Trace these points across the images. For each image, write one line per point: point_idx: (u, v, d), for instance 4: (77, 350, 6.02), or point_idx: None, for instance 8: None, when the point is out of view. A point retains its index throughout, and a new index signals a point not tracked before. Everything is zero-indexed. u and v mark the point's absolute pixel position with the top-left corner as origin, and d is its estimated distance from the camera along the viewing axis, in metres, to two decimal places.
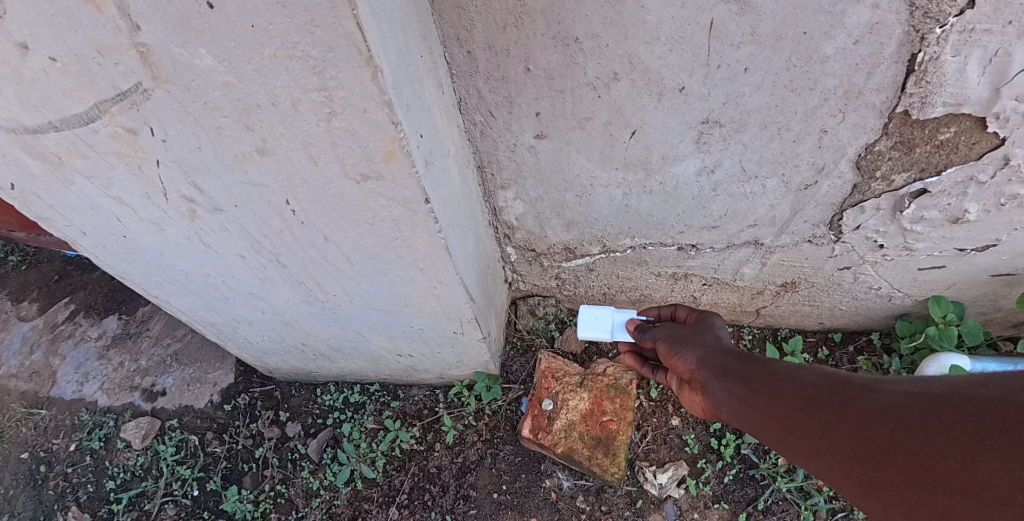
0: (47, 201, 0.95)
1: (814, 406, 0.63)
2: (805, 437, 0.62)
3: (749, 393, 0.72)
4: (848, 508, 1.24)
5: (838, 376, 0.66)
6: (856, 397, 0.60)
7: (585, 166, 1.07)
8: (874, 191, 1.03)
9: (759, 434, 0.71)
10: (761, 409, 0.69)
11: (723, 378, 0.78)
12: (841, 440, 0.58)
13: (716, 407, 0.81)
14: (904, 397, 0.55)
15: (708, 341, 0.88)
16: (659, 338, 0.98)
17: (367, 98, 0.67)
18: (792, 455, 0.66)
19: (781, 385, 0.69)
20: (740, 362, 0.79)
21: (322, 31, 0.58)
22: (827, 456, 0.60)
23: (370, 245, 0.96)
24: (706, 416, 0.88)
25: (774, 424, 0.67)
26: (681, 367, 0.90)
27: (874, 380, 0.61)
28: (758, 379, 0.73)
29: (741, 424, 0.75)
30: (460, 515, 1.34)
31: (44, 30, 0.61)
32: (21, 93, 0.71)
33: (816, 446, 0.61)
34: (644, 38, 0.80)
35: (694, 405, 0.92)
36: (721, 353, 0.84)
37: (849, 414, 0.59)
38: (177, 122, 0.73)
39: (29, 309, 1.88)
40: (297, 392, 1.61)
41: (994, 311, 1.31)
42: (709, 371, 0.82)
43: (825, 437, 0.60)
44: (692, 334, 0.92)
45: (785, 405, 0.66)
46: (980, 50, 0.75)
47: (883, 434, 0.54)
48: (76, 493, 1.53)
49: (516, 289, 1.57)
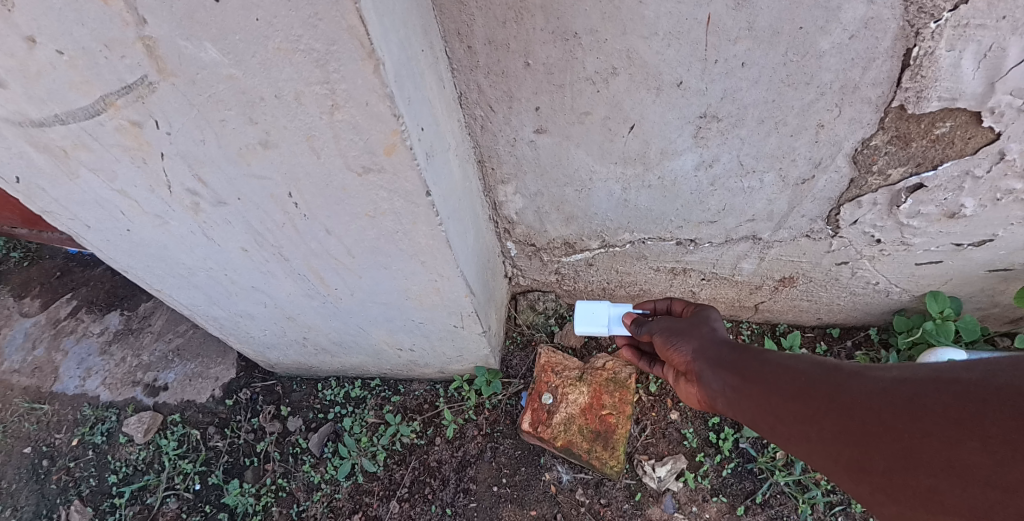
0: (52, 195, 0.96)
1: (804, 393, 0.64)
2: (795, 423, 0.63)
3: (743, 382, 0.73)
4: (845, 501, 1.25)
5: (828, 364, 0.67)
6: (845, 383, 0.61)
7: (584, 161, 1.08)
8: (871, 185, 1.04)
9: (752, 423, 0.72)
10: (754, 398, 0.70)
11: (718, 368, 0.79)
12: (829, 425, 0.59)
13: (712, 398, 0.81)
14: (891, 382, 0.56)
15: (703, 333, 0.89)
16: (656, 332, 1.00)
17: (369, 91, 0.68)
18: (782, 442, 0.66)
19: (772, 373, 0.70)
20: (734, 352, 0.80)
21: (326, 25, 0.59)
22: (815, 441, 0.60)
23: (372, 238, 0.97)
24: (704, 407, 0.89)
25: (765, 411, 0.67)
26: (678, 359, 0.91)
27: (862, 368, 0.62)
28: (751, 368, 0.74)
29: (736, 414, 0.75)
30: (461, 508, 1.35)
31: (51, 23, 0.62)
32: (29, 87, 0.72)
33: (806, 433, 0.62)
34: (642, 33, 0.81)
35: (689, 396, 0.93)
36: (716, 344, 0.85)
37: (838, 399, 0.59)
38: (182, 115, 0.74)
39: (32, 305, 1.89)
40: (298, 387, 1.62)
41: (991, 307, 1.32)
42: (704, 362, 0.83)
43: (814, 423, 0.60)
44: (688, 326, 0.94)
45: (777, 392, 0.67)
46: (975, 45, 0.76)
47: (871, 418, 0.55)
48: (79, 487, 1.54)
49: (516, 285, 1.58)
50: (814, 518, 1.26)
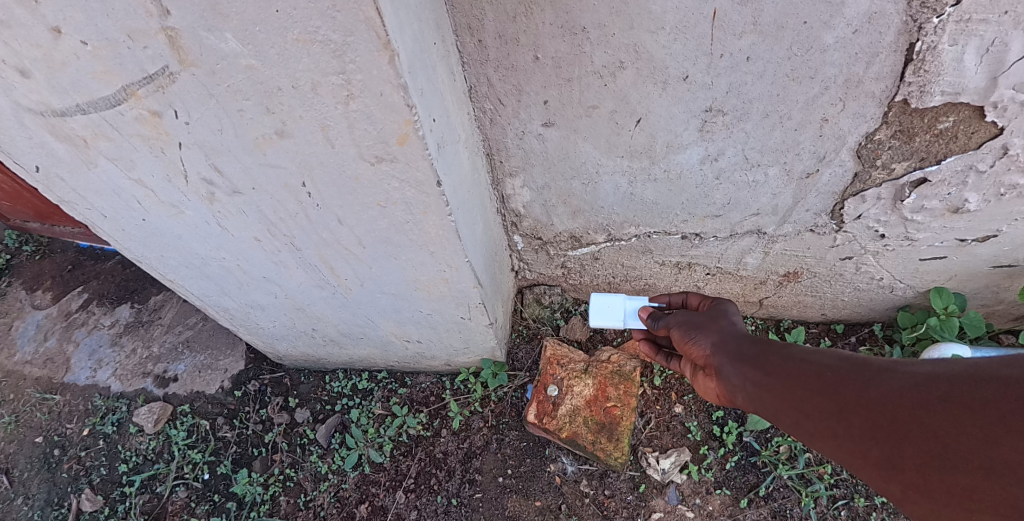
0: (69, 184, 0.98)
1: (830, 389, 0.62)
2: (821, 419, 0.61)
3: (765, 377, 0.71)
4: (848, 495, 1.27)
5: (854, 358, 0.65)
6: (874, 379, 0.59)
7: (591, 154, 1.10)
8: (875, 179, 1.05)
9: (774, 418, 0.70)
10: (777, 393, 0.68)
11: (738, 362, 0.77)
12: (858, 423, 0.57)
13: (731, 392, 0.79)
14: (923, 378, 0.55)
15: (722, 326, 0.88)
16: (672, 325, 0.98)
17: (385, 81, 0.70)
18: (807, 438, 0.64)
19: (796, 368, 0.68)
20: (755, 345, 0.78)
21: (343, 16, 0.61)
22: (842, 438, 0.58)
23: (384, 228, 0.99)
24: (722, 402, 0.87)
25: (789, 407, 0.66)
26: (695, 353, 0.89)
27: (891, 363, 0.60)
28: (774, 363, 0.72)
29: (758, 408, 0.73)
30: (467, 498, 1.37)
31: (78, 14, 0.64)
32: (53, 76, 0.74)
33: (832, 429, 0.60)
34: (649, 27, 0.82)
35: (707, 391, 0.91)
36: (737, 338, 0.83)
37: (866, 395, 0.58)
38: (200, 105, 0.76)
39: (43, 298, 1.93)
40: (306, 379, 1.64)
41: (996, 303, 1.33)
42: (724, 356, 0.81)
43: (842, 419, 0.59)
44: (705, 320, 0.92)
45: (801, 387, 0.65)
46: (978, 39, 0.78)
47: (904, 416, 0.53)
48: (89, 476, 1.57)
49: (522, 278, 1.60)
50: (817, 511, 1.26)
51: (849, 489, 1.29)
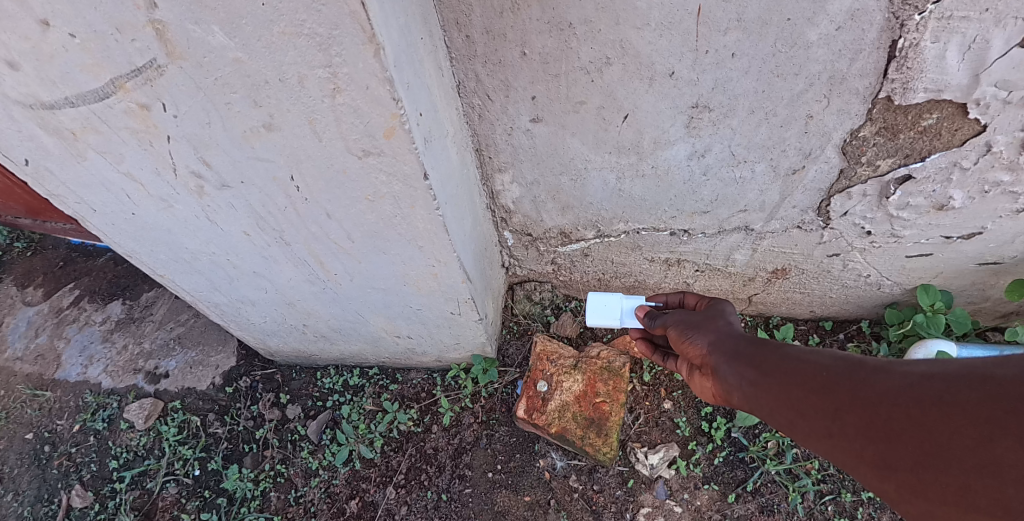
0: (59, 177, 0.98)
1: (826, 388, 0.62)
2: (817, 418, 0.60)
3: (761, 377, 0.71)
4: (835, 490, 1.28)
5: (852, 359, 0.64)
6: (870, 378, 0.58)
7: (580, 150, 1.11)
8: (861, 176, 1.06)
9: (769, 418, 0.70)
10: (773, 393, 0.68)
11: (734, 361, 0.77)
12: (853, 422, 0.56)
13: (728, 391, 0.79)
14: (920, 377, 0.54)
15: (719, 326, 0.88)
16: (670, 324, 0.99)
17: (370, 75, 0.70)
18: (802, 438, 0.64)
19: (793, 368, 0.68)
20: (751, 345, 0.78)
21: (329, 10, 0.62)
22: (838, 438, 0.58)
23: (372, 222, 0.99)
24: (718, 401, 0.87)
25: (784, 406, 0.65)
26: (692, 352, 0.89)
27: (886, 362, 0.60)
28: (771, 363, 0.72)
29: (754, 408, 0.73)
30: (457, 493, 1.37)
31: (65, 7, 0.64)
32: (41, 69, 0.74)
33: (827, 428, 0.59)
34: (634, 23, 0.83)
35: (705, 390, 0.91)
36: (733, 337, 0.83)
37: (862, 395, 0.57)
38: (189, 98, 0.77)
39: (34, 295, 1.92)
40: (298, 376, 1.64)
41: (983, 301, 1.34)
42: (720, 355, 0.81)
43: (837, 419, 0.58)
44: (703, 319, 0.92)
45: (797, 387, 0.65)
46: (959, 36, 0.79)
47: (899, 414, 0.52)
48: (80, 472, 1.56)
49: (513, 275, 1.60)
50: (804, 507, 1.27)
51: (836, 485, 1.29)
